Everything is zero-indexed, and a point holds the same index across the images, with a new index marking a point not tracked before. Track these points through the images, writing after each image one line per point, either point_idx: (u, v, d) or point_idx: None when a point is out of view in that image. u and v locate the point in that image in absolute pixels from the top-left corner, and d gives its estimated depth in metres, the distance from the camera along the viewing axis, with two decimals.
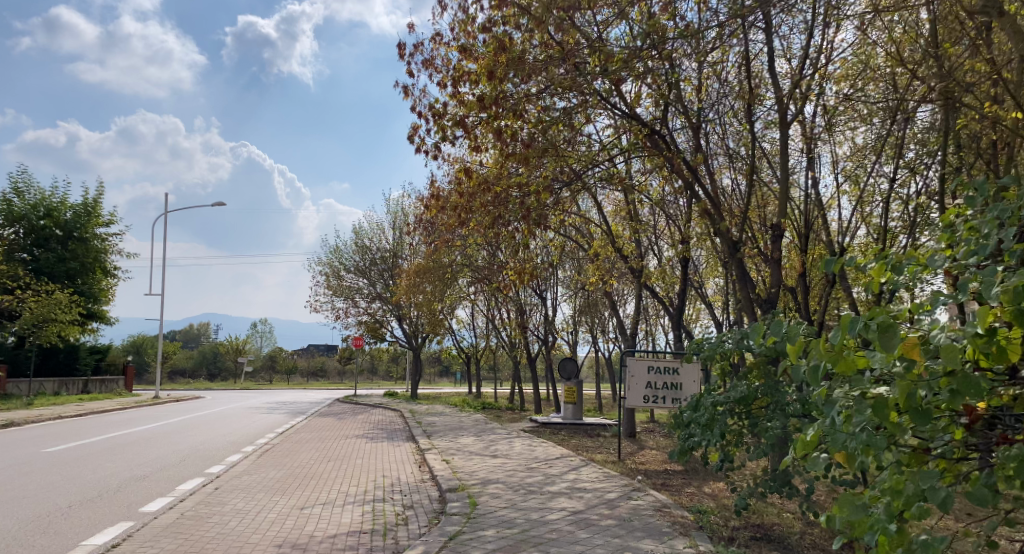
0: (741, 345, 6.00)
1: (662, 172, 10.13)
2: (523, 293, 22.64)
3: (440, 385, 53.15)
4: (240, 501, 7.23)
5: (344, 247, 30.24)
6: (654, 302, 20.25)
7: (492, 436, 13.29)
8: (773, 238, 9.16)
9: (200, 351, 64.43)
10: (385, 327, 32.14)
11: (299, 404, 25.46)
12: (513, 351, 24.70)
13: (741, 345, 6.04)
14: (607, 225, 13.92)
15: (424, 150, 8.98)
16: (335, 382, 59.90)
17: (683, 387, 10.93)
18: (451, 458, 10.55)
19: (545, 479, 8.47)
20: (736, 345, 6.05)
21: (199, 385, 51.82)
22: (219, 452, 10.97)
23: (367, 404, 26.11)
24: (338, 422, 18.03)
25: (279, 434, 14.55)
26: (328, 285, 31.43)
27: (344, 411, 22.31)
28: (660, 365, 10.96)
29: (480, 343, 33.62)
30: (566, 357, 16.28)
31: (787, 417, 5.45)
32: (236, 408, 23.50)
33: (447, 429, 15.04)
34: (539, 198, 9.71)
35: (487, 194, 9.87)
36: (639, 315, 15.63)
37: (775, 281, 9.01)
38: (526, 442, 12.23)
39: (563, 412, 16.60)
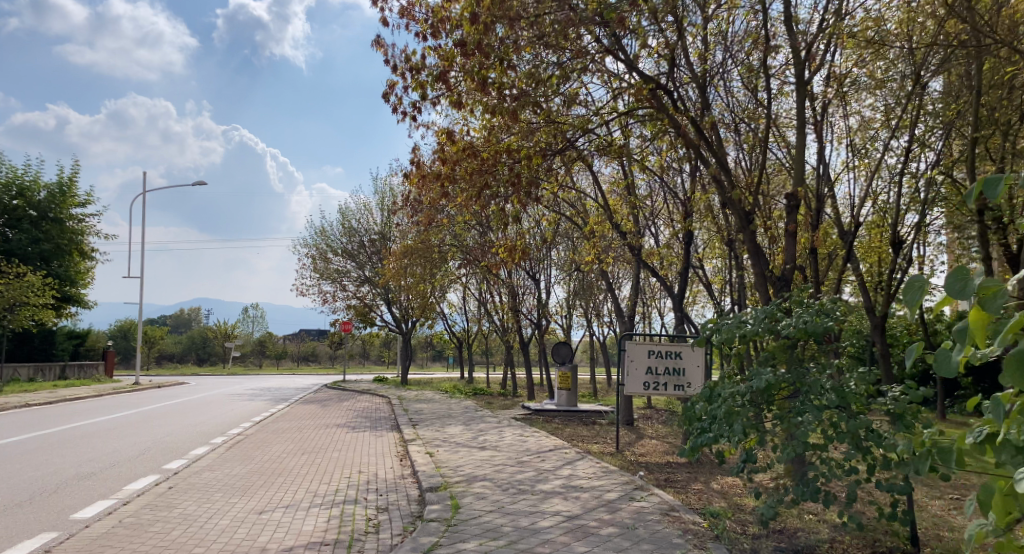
0: (764, 324, 5.11)
1: (664, 139, 9.30)
2: (515, 275, 21.81)
3: (433, 371, 52.48)
4: (192, 505, 6.41)
5: (331, 229, 29.34)
6: (651, 284, 19.49)
7: (481, 425, 12.50)
8: (788, 209, 8.34)
9: (189, 336, 63.51)
10: (375, 311, 31.30)
11: (284, 391, 24.65)
12: (506, 335, 23.89)
13: (764, 325, 5.13)
14: (603, 200, 13.08)
15: (401, 112, 8.12)
16: (325, 367, 59.04)
17: (687, 372, 10.13)
18: (436, 450, 9.76)
19: (536, 475, 7.67)
20: (758, 325, 5.15)
21: (188, 371, 50.98)
22: (185, 445, 10.14)
23: (355, 390, 25.24)
24: (321, 410, 17.19)
25: (256, 423, 13.73)
26: (315, 268, 30.56)
27: (331, 397, 21.53)
28: (661, 349, 10.14)
29: (472, 327, 32.83)
30: (559, 341, 15.50)
31: (821, 411, 4.62)
32: (217, 394, 22.67)
33: (434, 418, 14.22)
34: (531, 166, 8.83)
35: (473, 161, 8.98)
36: (637, 297, 14.83)
37: (790, 257, 8.21)
38: (517, 431, 11.44)
39: (557, 399, 15.83)
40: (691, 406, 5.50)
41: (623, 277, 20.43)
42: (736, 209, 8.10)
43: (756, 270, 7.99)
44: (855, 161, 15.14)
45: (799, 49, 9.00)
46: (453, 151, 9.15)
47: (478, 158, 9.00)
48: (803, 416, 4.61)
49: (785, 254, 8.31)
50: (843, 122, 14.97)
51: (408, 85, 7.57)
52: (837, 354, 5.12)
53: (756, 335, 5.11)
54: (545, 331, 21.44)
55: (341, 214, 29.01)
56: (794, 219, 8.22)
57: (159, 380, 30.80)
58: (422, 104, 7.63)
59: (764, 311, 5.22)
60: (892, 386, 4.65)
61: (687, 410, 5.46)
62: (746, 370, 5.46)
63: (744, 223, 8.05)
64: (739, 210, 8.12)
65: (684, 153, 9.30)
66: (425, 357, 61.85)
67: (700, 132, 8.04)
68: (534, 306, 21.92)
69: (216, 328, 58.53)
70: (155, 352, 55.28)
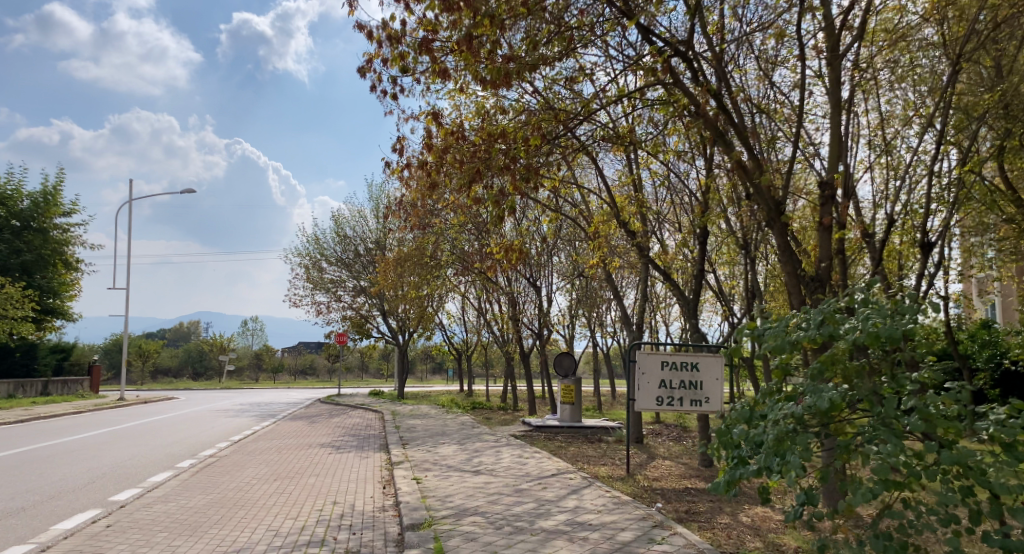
0: (823, 330, 4.07)
1: (678, 126, 8.38)
2: (515, 283, 20.79)
3: (433, 384, 51.60)
4: (126, 548, 5.38)
5: (325, 238, 28.36)
6: (658, 292, 18.44)
7: (478, 444, 11.45)
8: (822, 199, 7.32)
9: (185, 349, 62.39)
10: (371, 323, 30.50)
11: (274, 406, 23.54)
12: (506, 347, 22.85)
13: (823, 330, 4.09)
14: (609, 197, 12.05)
15: (380, 89, 7.09)
16: (322, 381, 57.95)
17: (705, 386, 9.08)
18: (424, 474, 8.72)
19: (537, 508, 6.61)
20: (816, 330, 4.10)
21: (182, 385, 50.00)
22: (145, 470, 9.08)
23: (348, 405, 24.08)
24: (308, 427, 16.14)
25: (235, 442, 12.69)
26: (308, 278, 29.52)
27: (322, 413, 20.43)
28: (676, 360, 9.11)
29: (471, 339, 31.71)
30: (562, 352, 14.48)
31: (900, 439, 3.61)
32: (202, 410, 21.57)
33: (427, 436, 13.18)
34: (529, 151, 7.79)
35: (464, 149, 7.95)
36: (647, 304, 13.78)
37: (825, 254, 7.19)
38: (516, 452, 10.38)
39: (560, 414, 14.74)
40: (726, 424, 4.51)
41: (628, 284, 19.42)
42: (764, 198, 7.10)
43: (788, 267, 6.95)
44: (879, 157, 14.11)
45: (829, 19, 8.04)
46: (442, 137, 8.13)
47: (470, 146, 7.96)
48: (875, 445, 3.59)
49: (820, 252, 7.30)
50: (865, 115, 13.99)
51: (388, 56, 6.60)
52: (916, 365, 4.08)
53: (813, 341, 4.07)
54: (547, 342, 20.38)
55: (335, 222, 28.04)
56: (829, 210, 7.19)
57: (147, 395, 29.80)
58: (405, 79, 6.67)
59: (821, 309, 4.19)
60: (993, 406, 3.64)
61: (721, 431, 4.47)
62: (796, 383, 4.42)
63: (776, 214, 7.05)
64: (767, 200, 7.12)
65: (701, 139, 8.34)
66: (423, 370, 60.87)
67: (724, 109, 7.02)
68: (535, 316, 20.90)
69: (212, 341, 57.52)
70: (150, 366, 54.22)
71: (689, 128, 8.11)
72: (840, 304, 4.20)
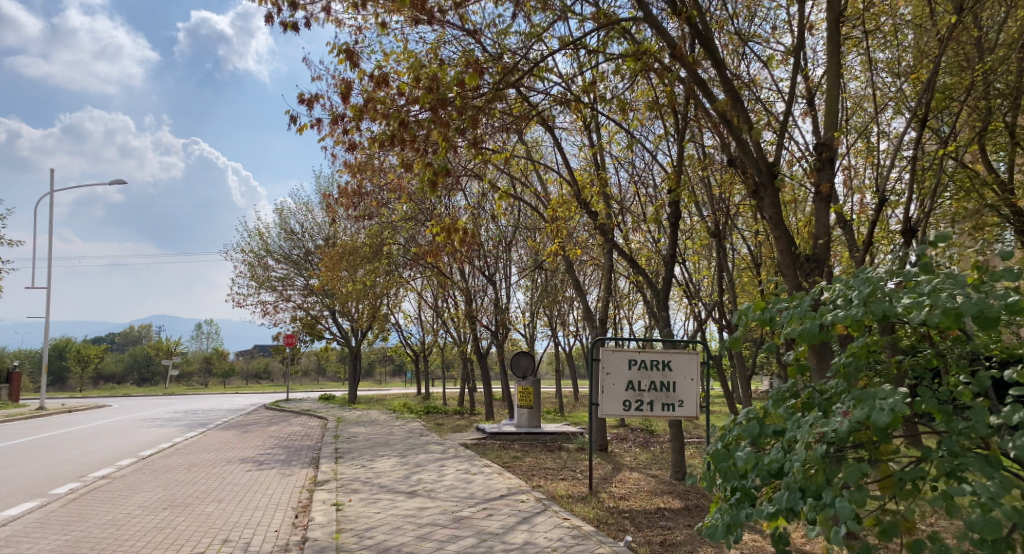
0: (870, 308, 2.70)
1: (648, 81, 7.12)
2: (471, 278, 19.39)
3: (390, 387, 50.06)
4: None
5: (269, 233, 26.52)
6: (623, 287, 17.23)
7: (421, 456, 10.02)
8: (819, 162, 6.07)
9: (130, 354, 59.37)
10: (321, 324, 28.82)
11: (211, 414, 21.70)
12: (462, 347, 21.44)
13: (871, 309, 2.71)
14: (568, 176, 10.72)
15: (275, 14, 5.60)
16: (275, 386, 55.76)
17: (677, 388, 7.83)
18: (349, 498, 7.30)
19: (475, 545, 5.25)
20: (862, 307, 2.73)
21: (125, 390, 47.43)
22: (9, 499, 7.47)
23: (292, 412, 22.31)
24: (237, 438, 14.47)
25: (143, 457, 11.01)
26: (252, 276, 27.65)
27: (260, 422, 18.67)
28: (644, 358, 7.86)
29: (428, 340, 30.13)
30: (520, 352, 13.20)
31: (1001, 472, 2.33)
32: (126, 420, 19.58)
33: (366, 447, 11.69)
34: (474, 103, 6.30)
35: (390, 98, 6.37)
36: (611, 296, 12.47)
37: (822, 230, 5.95)
38: (463, 466, 8.99)
39: (516, 419, 13.41)
40: (724, 444, 3.23)
41: (591, 280, 18.17)
42: (751, 159, 5.80)
43: (780, 246, 5.66)
44: (856, 141, 13.11)
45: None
46: (362, 88, 6.59)
47: (395, 95, 6.40)
48: (967, 484, 2.32)
49: (817, 226, 6.03)
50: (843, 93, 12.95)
51: None
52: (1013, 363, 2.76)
53: (860, 324, 2.75)
54: (504, 342, 19.03)
55: (281, 216, 26.20)
56: (827, 174, 5.96)
57: (75, 403, 27.56)
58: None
59: (867, 276, 2.87)
60: None
61: (716, 453, 3.19)
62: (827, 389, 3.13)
63: (770, 176, 5.75)
64: (756, 161, 5.79)
65: (673, 94, 7.08)
66: (382, 372, 59.13)
67: (705, 43, 5.70)
68: (492, 313, 19.52)
69: (157, 344, 54.79)
70: (90, 372, 51.32)
71: (662, 78, 6.84)
72: (891, 270, 2.85)
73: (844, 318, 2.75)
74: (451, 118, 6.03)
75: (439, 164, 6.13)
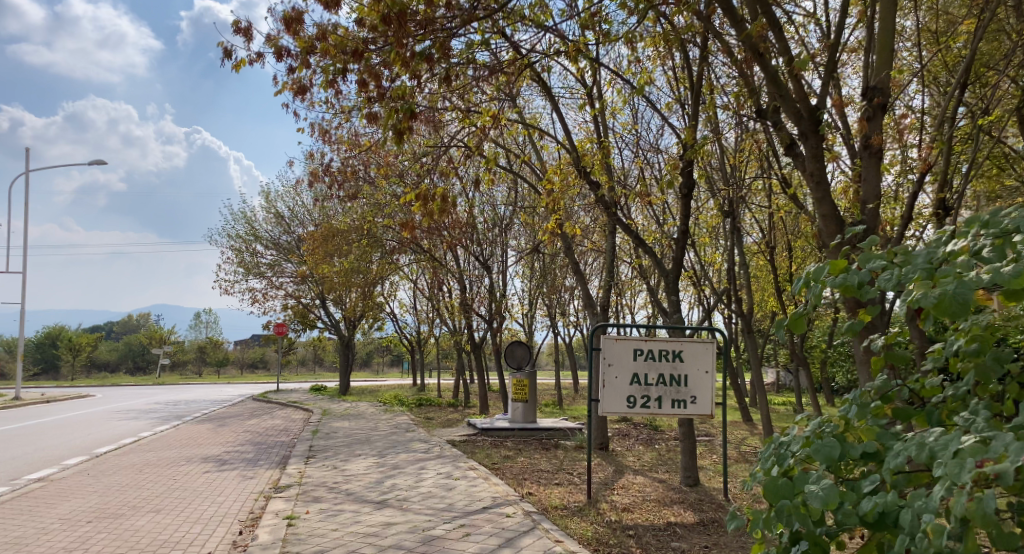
0: None
1: (659, 18, 5.97)
2: (465, 264, 18.31)
3: (386, 377, 49.07)
4: None
5: (258, 217, 25.37)
6: (627, 273, 16.12)
7: (401, 457, 8.97)
8: (868, 109, 4.90)
9: (124, 343, 58.31)
10: (312, 312, 27.71)
11: (193, 406, 20.64)
12: (457, 337, 20.36)
13: None
14: (566, 143, 9.59)
15: None
16: (269, 376, 54.65)
17: (689, 382, 6.77)
18: (307, 509, 6.25)
19: None
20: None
21: (117, 379, 46.39)
22: None
23: (278, 403, 21.24)
24: (211, 432, 13.44)
25: (95, 455, 9.96)
26: (240, 262, 26.53)
27: (241, 414, 17.61)
28: (652, 348, 6.79)
29: (424, 330, 29.03)
30: (515, 341, 12.18)
31: None
32: (100, 411, 18.48)
33: (343, 444, 10.66)
34: (448, 34, 5.15)
35: (347, 28, 5.23)
36: (614, 279, 11.40)
37: (871, 191, 4.82)
38: (446, 469, 7.94)
39: (510, 414, 12.33)
40: (781, 469, 2.15)
41: (593, 266, 17.05)
42: (787, 101, 4.65)
43: (822, 209, 4.53)
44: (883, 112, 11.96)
45: None
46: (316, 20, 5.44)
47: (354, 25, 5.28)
48: None
49: (866, 187, 4.87)
50: None
51: None
52: None
53: None
54: (500, 331, 17.96)
55: (269, 200, 25.07)
56: (879, 124, 4.77)
57: (55, 393, 26.47)
58: None
59: None
60: None
61: (769, 483, 2.11)
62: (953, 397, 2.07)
63: (813, 122, 4.61)
64: (794, 103, 4.63)
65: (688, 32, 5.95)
66: (380, 362, 58.16)
67: None
68: (488, 302, 18.41)
69: (151, 333, 53.72)
70: (81, 361, 50.18)
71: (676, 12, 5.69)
72: None
73: (1010, 276, 1.69)
74: (414, 44, 4.89)
75: (406, 105, 5.02)
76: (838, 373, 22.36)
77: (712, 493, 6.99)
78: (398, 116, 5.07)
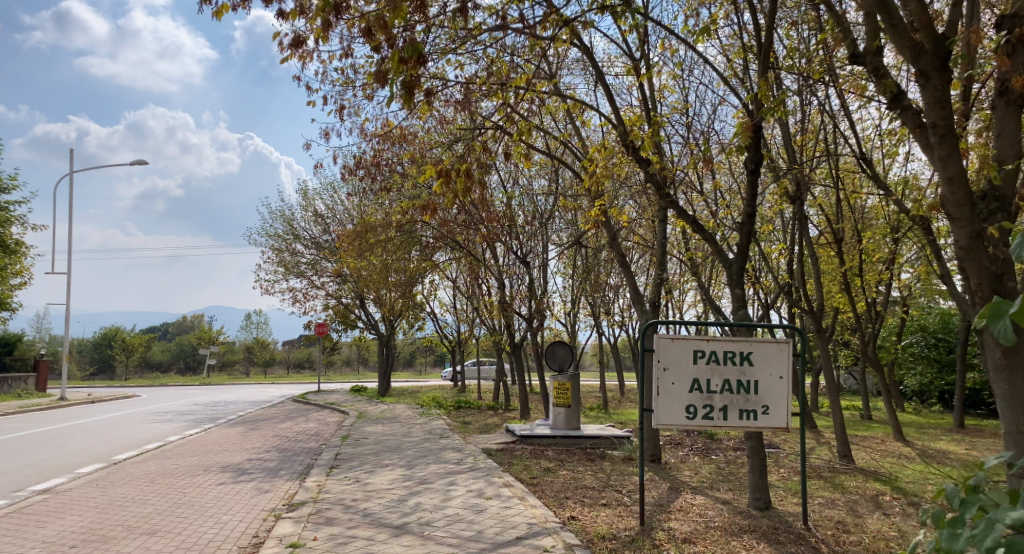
0: None
1: None
2: (506, 260, 17.48)
3: (428, 378, 48.77)
4: None
5: (298, 215, 25.03)
6: (678, 268, 15.07)
7: (430, 469, 8.11)
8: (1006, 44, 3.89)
9: (175, 343, 59.38)
10: (352, 311, 27.28)
11: (231, 407, 20.29)
12: (495, 337, 19.49)
13: None
14: (613, 120, 8.62)
15: None
16: (314, 376, 54.75)
17: (760, 389, 5.75)
18: (317, 535, 5.43)
19: None
20: None
21: (166, 379, 47.01)
22: None
23: (317, 404, 20.78)
24: (239, 436, 12.88)
25: (113, 463, 9.41)
26: (280, 261, 26.24)
27: (278, 416, 17.12)
28: (715, 349, 5.77)
29: (465, 330, 28.31)
30: (556, 340, 11.30)
31: None
32: (137, 412, 18.21)
33: (371, 453, 9.88)
34: None
35: None
36: (664, 274, 10.34)
37: (1011, 148, 3.75)
38: (479, 485, 7.06)
39: (552, 420, 11.41)
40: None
41: (642, 260, 15.99)
42: (902, 31, 3.70)
43: (946, 169, 3.51)
44: None
45: None
46: None
47: None
48: None
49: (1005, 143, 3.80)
50: None
51: None
52: None
53: None
54: (540, 330, 17.02)
55: (309, 198, 24.69)
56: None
57: (102, 393, 26.59)
58: None
59: None
60: None
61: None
62: None
63: (939, 56, 3.63)
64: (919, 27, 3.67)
65: None
66: (423, 362, 58.02)
67: None
68: (528, 300, 17.55)
69: (201, 333, 54.51)
70: (134, 361, 51.14)
71: None
72: None
73: None
74: None
75: (413, 51, 4.22)
76: (907, 376, 20.71)
77: (787, 519, 5.91)
78: (407, 67, 4.27)
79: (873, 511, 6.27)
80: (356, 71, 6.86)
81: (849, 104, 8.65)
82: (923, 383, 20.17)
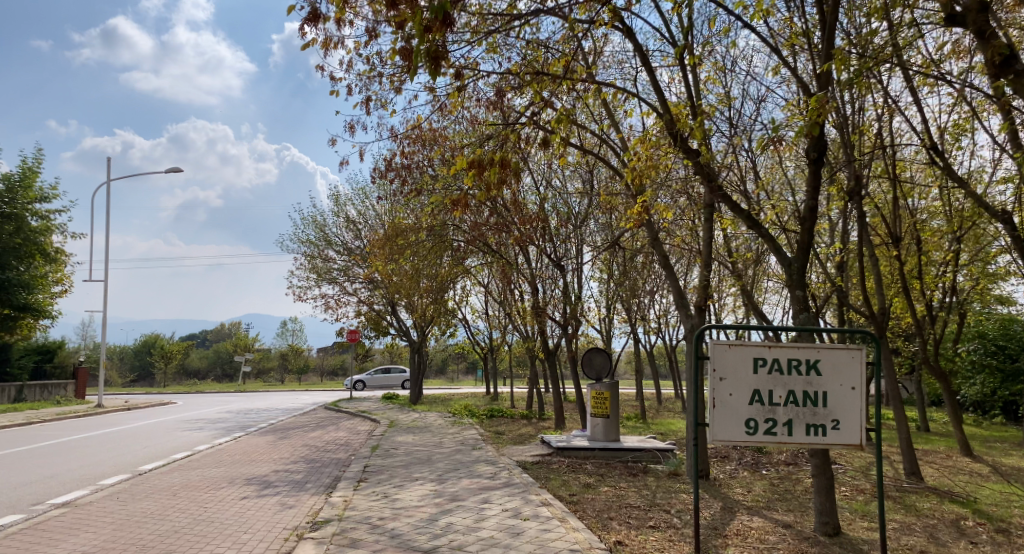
0: None
1: None
2: (540, 265, 16.99)
3: (461, 385, 48.43)
4: None
5: (330, 221, 24.90)
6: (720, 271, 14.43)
7: (463, 485, 7.64)
8: None
9: (212, 350, 60.09)
10: (384, 318, 27.03)
11: (263, 415, 20.10)
12: (529, 344, 18.99)
13: None
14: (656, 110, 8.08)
15: None
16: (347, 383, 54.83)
17: (831, 402, 5.14)
18: None
19: None
20: None
21: (202, 386, 47.46)
22: None
23: (349, 412, 20.50)
24: (269, 446, 12.58)
25: (138, 473, 9.14)
26: (313, 268, 26.14)
27: (308, 424, 16.84)
28: (778, 357, 5.18)
29: (498, 337, 27.84)
30: (594, 347, 10.79)
31: None
32: (171, 419, 18.10)
33: (401, 464, 9.45)
34: None
35: None
36: (710, 276, 9.75)
37: None
38: (515, 503, 6.55)
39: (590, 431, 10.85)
40: None
41: (683, 263, 15.36)
42: None
43: None
44: None
45: None
46: None
47: None
48: None
49: None
50: None
51: None
52: None
53: None
54: (576, 336, 16.50)
55: (341, 204, 24.55)
56: None
57: (139, 400, 26.73)
58: None
59: None
60: None
61: None
62: None
63: None
64: None
65: None
66: (455, 370, 57.72)
67: None
68: (563, 305, 17.05)
69: (236, 340, 55.03)
70: (172, 368, 51.79)
71: None
72: None
73: None
74: None
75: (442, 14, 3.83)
76: (964, 385, 19.65)
77: (861, 546, 5.29)
78: (433, 34, 3.91)
79: (957, 539, 5.61)
80: (387, 60, 6.50)
81: (915, 90, 8.01)
82: (983, 393, 19.08)
